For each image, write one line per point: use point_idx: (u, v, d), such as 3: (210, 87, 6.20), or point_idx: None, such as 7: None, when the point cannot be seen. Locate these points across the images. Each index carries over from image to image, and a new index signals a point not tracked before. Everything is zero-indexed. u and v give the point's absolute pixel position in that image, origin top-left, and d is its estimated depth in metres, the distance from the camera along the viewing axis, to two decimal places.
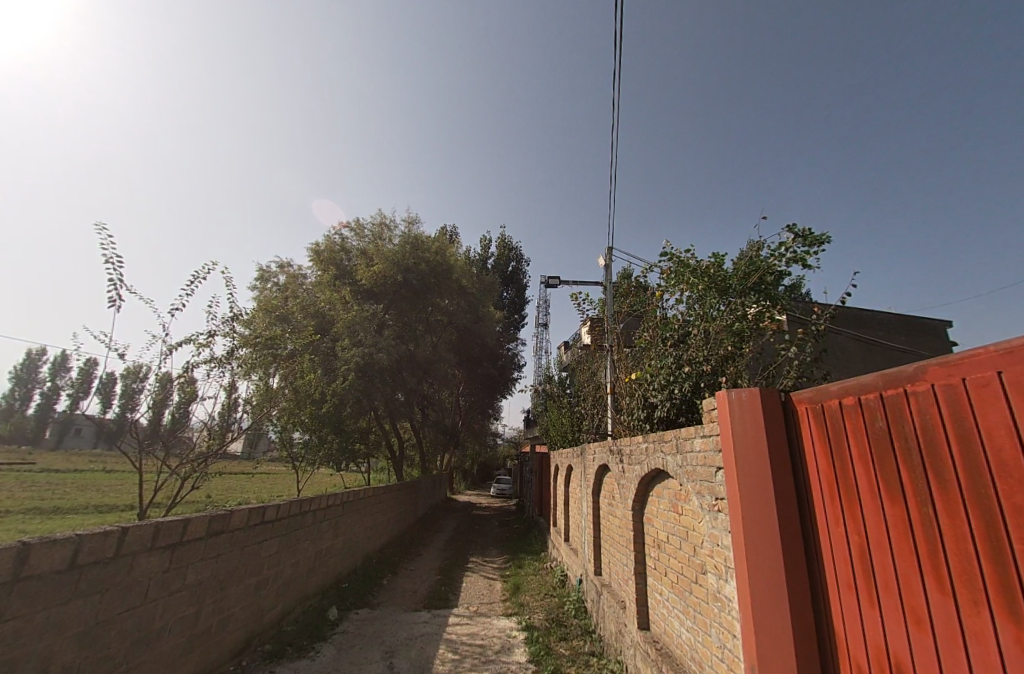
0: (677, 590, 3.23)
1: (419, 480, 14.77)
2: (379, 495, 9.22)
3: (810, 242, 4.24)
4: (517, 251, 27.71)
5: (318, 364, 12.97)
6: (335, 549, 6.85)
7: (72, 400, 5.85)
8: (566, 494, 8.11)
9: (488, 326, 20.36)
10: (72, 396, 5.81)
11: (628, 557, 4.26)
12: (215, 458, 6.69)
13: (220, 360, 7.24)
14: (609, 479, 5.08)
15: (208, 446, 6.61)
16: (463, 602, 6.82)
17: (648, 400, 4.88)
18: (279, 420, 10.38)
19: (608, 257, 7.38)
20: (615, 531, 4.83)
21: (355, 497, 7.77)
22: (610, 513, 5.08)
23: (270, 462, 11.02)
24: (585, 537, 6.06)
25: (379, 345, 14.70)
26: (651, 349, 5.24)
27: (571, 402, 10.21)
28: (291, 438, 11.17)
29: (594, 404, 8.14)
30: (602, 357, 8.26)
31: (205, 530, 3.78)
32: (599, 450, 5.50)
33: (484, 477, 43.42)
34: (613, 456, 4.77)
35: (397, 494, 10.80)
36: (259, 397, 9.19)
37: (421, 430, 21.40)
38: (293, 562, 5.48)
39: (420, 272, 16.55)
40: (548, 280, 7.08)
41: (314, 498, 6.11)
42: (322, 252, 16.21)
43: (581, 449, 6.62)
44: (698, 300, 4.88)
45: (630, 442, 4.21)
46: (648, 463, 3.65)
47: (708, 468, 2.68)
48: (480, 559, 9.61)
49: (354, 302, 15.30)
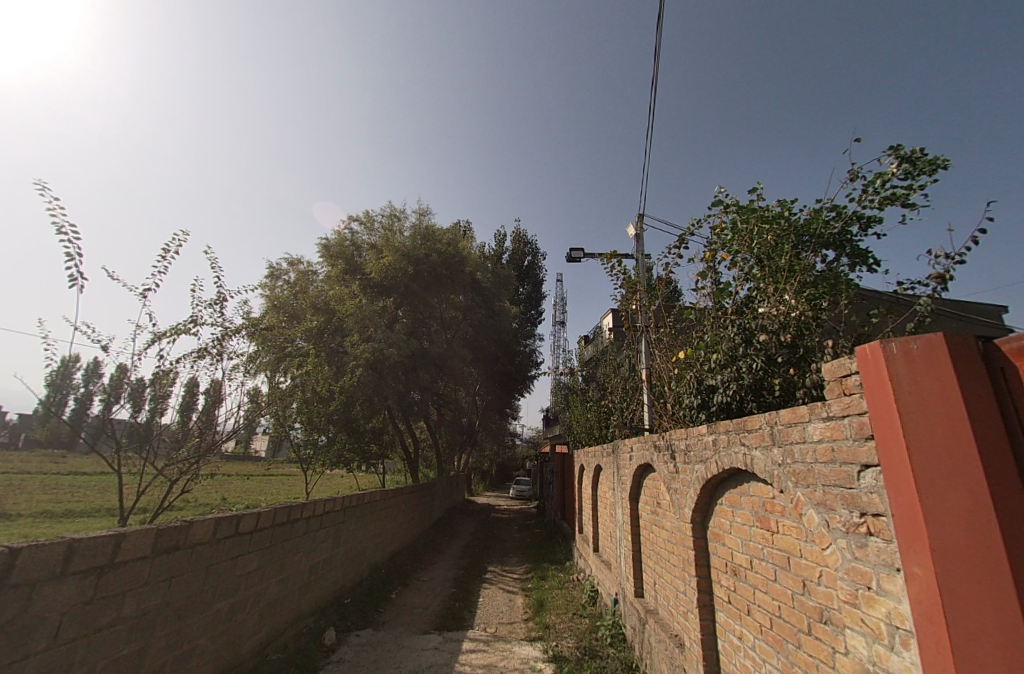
0: (771, 642, 2.30)
1: (434, 482, 14.01)
2: (387, 499, 8.44)
3: (919, 167, 3.26)
4: (533, 245, 26.79)
5: (326, 361, 12.33)
6: (335, 562, 6.05)
7: (103, 405, 5.12)
8: (595, 498, 7.14)
9: (505, 321, 19.49)
10: (104, 400, 5.07)
11: (684, 585, 3.34)
12: (209, 457, 5.75)
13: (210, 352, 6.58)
14: (653, 482, 4.16)
15: (199, 441, 5.68)
16: (479, 622, 5.93)
17: (703, 383, 3.92)
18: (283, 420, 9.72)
19: (640, 226, 6.39)
20: (663, 550, 3.89)
21: (358, 502, 6.97)
22: (655, 529, 4.14)
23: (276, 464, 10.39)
24: (621, 552, 5.12)
25: (390, 341, 13.98)
26: (704, 322, 4.27)
27: (596, 396, 9.27)
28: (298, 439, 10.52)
29: (624, 396, 7.20)
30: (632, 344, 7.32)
31: (149, 548, 3.00)
32: (638, 448, 4.56)
33: (503, 479, 42.47)
34: (660, 454, 3.84)
35: (409, 496, 10.00)
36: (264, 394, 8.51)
37: (436, 430, 20.68)
38: (280, 580, 4.68)
39: (433, 265, 15.80)
40: (572, 254, 6.15)
41: (306, 503, 5.29)
42: (331, 246, 15.60)
43: (613, 448, 5.70)
44: (764, 256, 3.89)
45: (685, 435, 3.28)
46: (718, 461, 2.72)
47: (841, 469, 1.73)
48: (499, 570, 8.71)
49: (365, 298, 14.60)
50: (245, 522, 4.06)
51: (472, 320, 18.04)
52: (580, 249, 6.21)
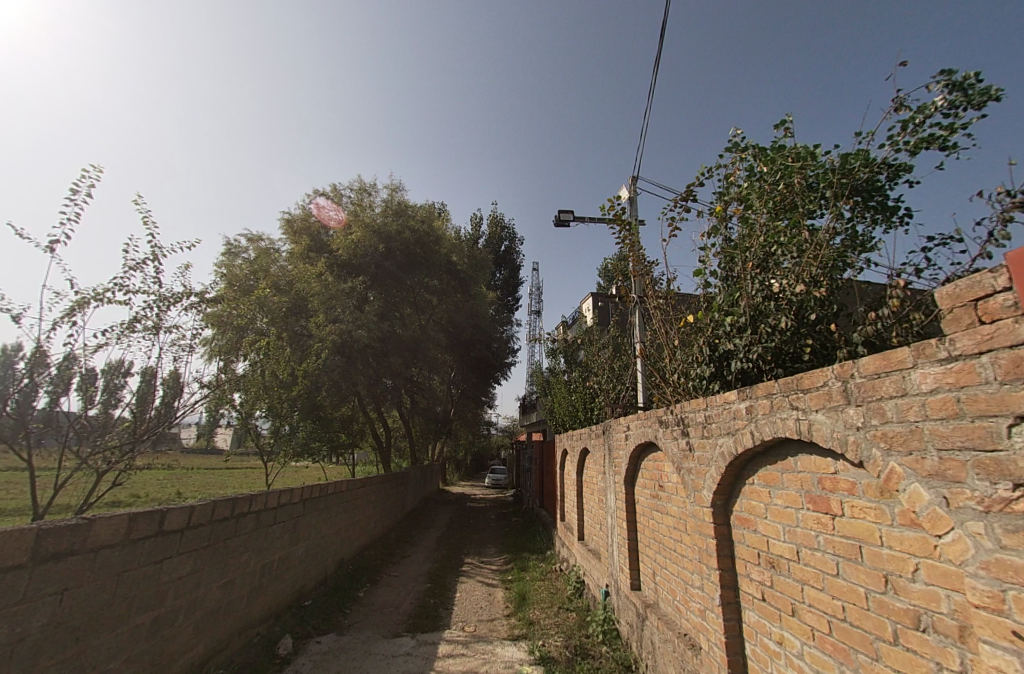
0: (831, 652, 1.86)
1: (407, 472, 13.36)
2: (354, 490, 7.74)
3: (971, 97, 2.88)
4: (510, 230, 26.06)
5: (288, 342, 11.40)
6: (293, 560, 5.39)
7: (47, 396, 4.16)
8: (580, 483, 6.71)
9: (481, 305, 18.81)
10: (48, 392, 4.14)
11: (698, 579, 2.89)
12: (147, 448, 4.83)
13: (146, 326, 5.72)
14: (656, 464, 3.70)
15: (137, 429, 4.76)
16: (457, 620, 5.39)
17: (720, 349, 3.39)
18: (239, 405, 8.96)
19: (633, 190, 5.89)
20: (668, 540, 3.44)
21: (321, 494, 6.29)
22: (658, 518, 3.69)
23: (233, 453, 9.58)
24: (613, 541, 4.66)
25: (359, 322, 13.12)
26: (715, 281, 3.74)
27: (579, 378, 8.81)
28: (257, 426, 9.66)
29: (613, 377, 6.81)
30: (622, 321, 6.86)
31: (28, 555, 2.28)
32: (636, 427, 4.09)
33: (477, 468, 42.04)
34: (666, 431, 3.36)
35: (379, 486, 9.35)
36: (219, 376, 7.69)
37: (409, 418, 19.93)
38: (222, 584, 4.00)
39: (406, 245, 14.97)
40: (560, 216, 5.59)
41: (256, 495, 4.57)
42: (296, 221, 14.51)
43: (603, 428, 5.24)
44: (785, 206, 3.43)
45: (704, 406, 2.80)
46: (755, 433, 2.25)
47: (976, 427, 1.23)
48: (477, 561, 8.19)
49: (333, 277, 13.65)
50: (173, 519, 3.36)
51: (447, 305, 17.31)
52: (569, 211, 5.65)
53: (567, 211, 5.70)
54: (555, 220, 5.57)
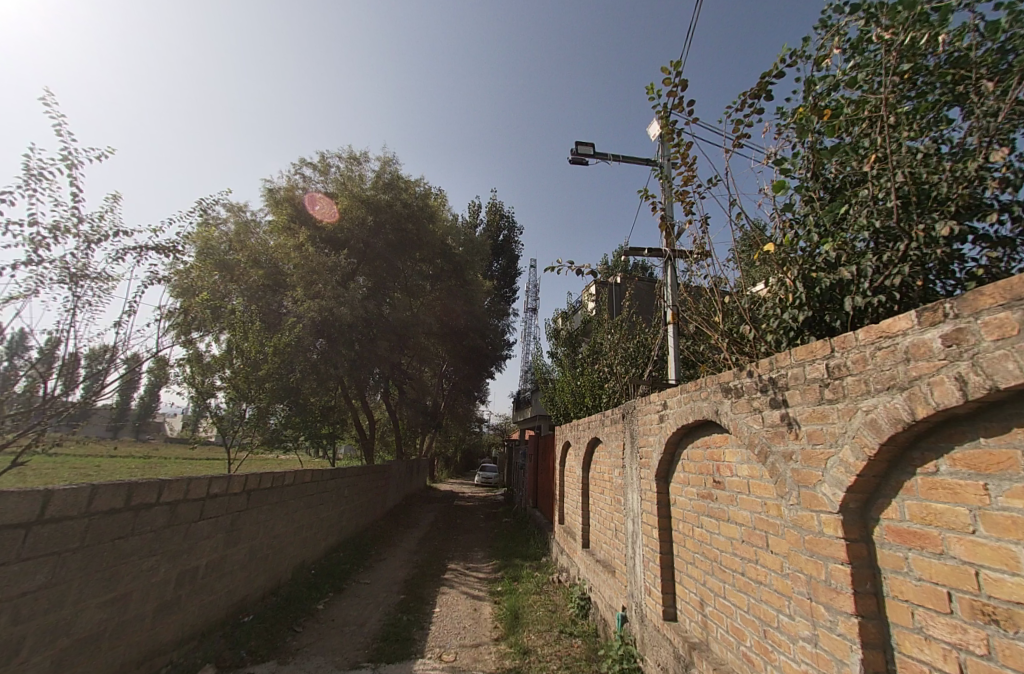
0: None
1: (390, 467, 12.30)
2: (321, 482, 6.64)
3: None
4: (510, 218, 24.97)
5: (259, 317, 10.29)
6: (230, 565, 4.33)
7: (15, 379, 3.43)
8: (587, 479, 5.67)
9: (477, 292, 17.71)
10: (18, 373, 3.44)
11: (800, 628, 1.86)
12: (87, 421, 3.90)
13: (70, 274, 4.80)
14: (714, 453, 2.69)
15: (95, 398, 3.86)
16: (434, 646, 4.34)
17: (825, 281, 2.32)
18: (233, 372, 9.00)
19: (665, 130, 4.84)
20: (734, 561, 2.43)
21: (275, 483, 5.20)
22: (713, 529, 2.67)
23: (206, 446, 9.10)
24: (636, 555, 3.62)
25: (342, 299, 12.02)
26: (808, 197, 2.69)
27: (584, 364, 7.81)
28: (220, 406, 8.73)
29: (626, 364, 6.02)
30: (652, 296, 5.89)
31: None
32: (677, 406, 3.06)
33: (468, 466, 40.86)
34: (737, 402, 2.32)
35: (353, 480, 8.27)
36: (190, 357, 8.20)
37: (397, 410, 18.82)
38: (108, 602, 2.95)
39: (398, 222, 13.85)
40: (579, 148, 4.47)
41: (173, 482, 3.52)
42: (278, 191, 13.34)
43: (623, 413, 4.22)
44: (907, 88, 2.46)
45: (825, 355, 1.76)
46: (976, 381, 1.20)
47: None
48: (462, 568, 7.14)
49: (317, 252, 12.52)
50: (10, 512, 2.32)
51: (441, 290, 16.19)
52: (590, 144, 4.52)
53: (587, 144, 4.55)
54: (573, 154, 4.45)
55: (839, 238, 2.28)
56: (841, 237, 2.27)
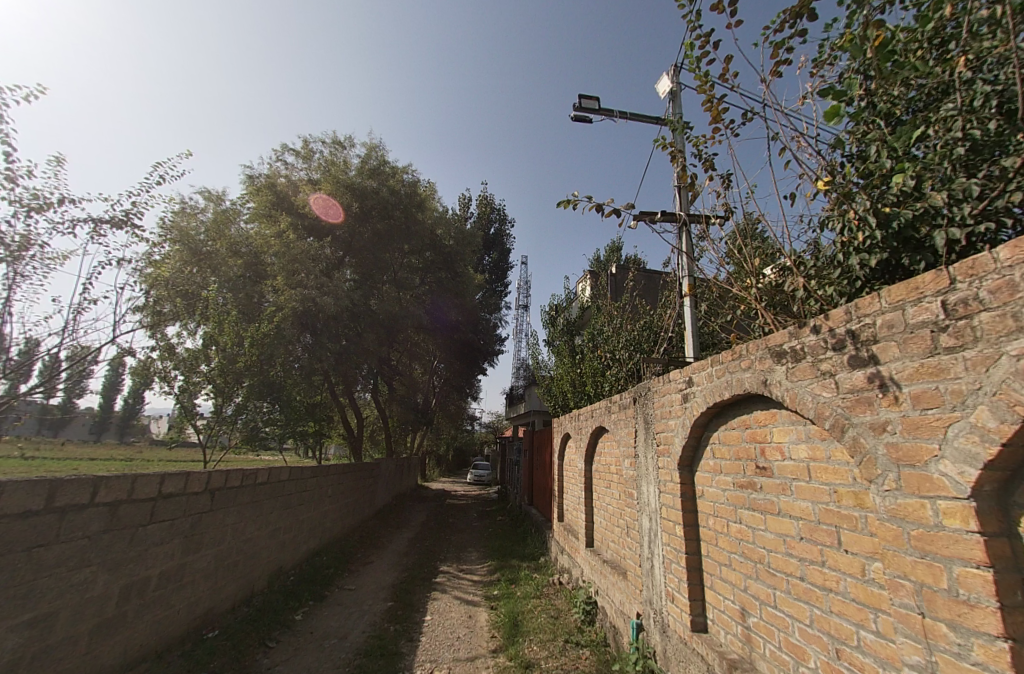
0: None
1: (379, 464, 11.79)
2: (301, 479, 6.13)
3: None
4: (501, 211, 24.43)
5: (236, 307, 9.69)
6: (191, 575, 3.82)
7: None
8: (590, 472, 5.23)
9: (469, 285, 17.19)
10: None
11: (904, 652, 1.43)
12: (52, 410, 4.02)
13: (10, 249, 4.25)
14: (758, 433, 2.25)
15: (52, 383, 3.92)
16: (425, 659, 3.88)
17: (903, 214, 1.89)
18: (216, 366, 8.42)
19: (676, 86, 4.41)
20: (789, 563, 1.99)
21: (246, 480, 4.67)
22: (755, 524, 2.24)
23: (180, 447, 8.52)
24: (653, 555, 3.19)
25: (326, 289, 11.44)
26: (870, 123, 2.26)
27: (582, 351, 7.38)
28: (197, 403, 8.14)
29: (631, 350, 5.61)
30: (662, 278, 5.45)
31: None
32: (707, 381, 2.62)
33: (460, 463, 40.34)
34: (795, 368, 1.90)
35: (338, 478, 7.77)
36: (156, 338, 7.84)
37: (386, 406, 18.26)
38: (25, 624, 2.43)
39: (386, 211, 13.31)
40: (583, 102, 4.05)
41: (114, 478, 3.01)
42: (259, 178, 12.70)
43: (635, 396, 3.78)
44: None
45: (939, 291, 1.34)
46: None
47: None
48: (454, 570, 6.66)
49: (300, 240, 11.93)
50: None
51: (431, 282, 15.67)
52: (594, 98, 4.11)
53: (591, 98, 4.14)
54: (576, 108, 4.03)
55: (913, 167, 1.89)
56: (916, 166, 1.88)
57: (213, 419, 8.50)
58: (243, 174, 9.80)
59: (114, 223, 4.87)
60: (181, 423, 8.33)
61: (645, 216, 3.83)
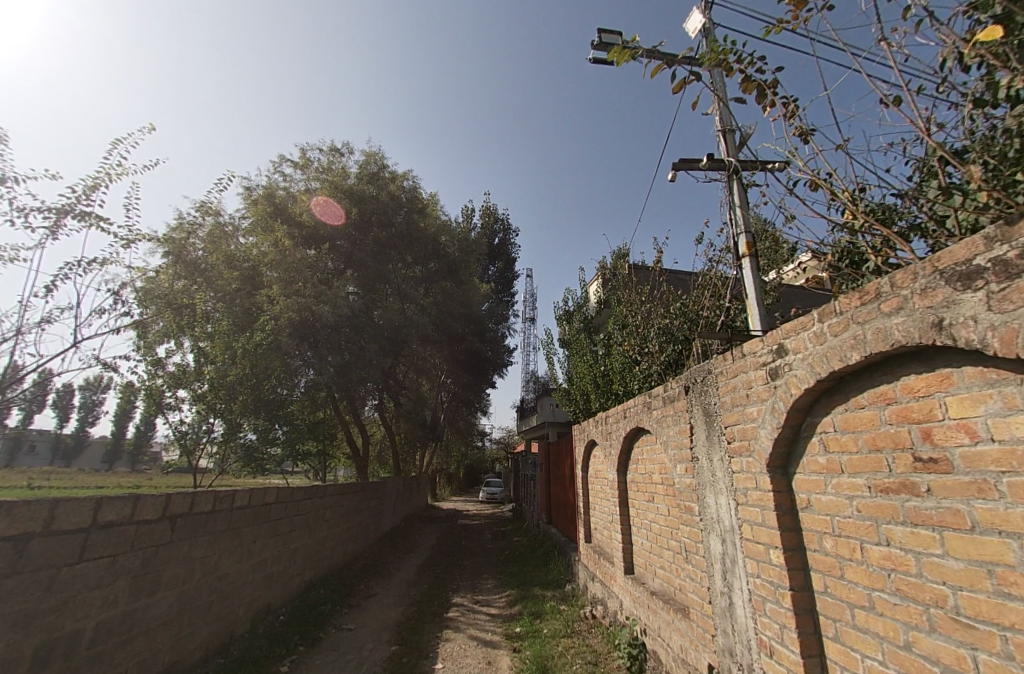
0: None
1: (386, 484, 11.01)
2: (294, 500, 5.42)
3: None
4: (505, 220, 23.93)
5: (229, 319, 9.11)
6: (143, 624, 3.07)
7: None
8: (624, 483, 4.45)
9: (475, 294, 16.56)
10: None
11: None
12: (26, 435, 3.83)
13: None
14: (915, 408, 1.53)
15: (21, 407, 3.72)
16: None
17: None
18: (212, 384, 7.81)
19: (710, 21, 3.78)
20: (1010, 612, 1.24)
21: (222, 503, 3.95)
22: (926, 548, 1.49)
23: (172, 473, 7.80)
24: (733, 591, 2.40)
25: (325, 298, 10.85)
26: None
27: (596, 347, 6.68)
28: (205, 423, 7.71)
29: (663, 344, 4.94)
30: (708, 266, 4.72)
31: None
32: (810, 346, 1.89)
33: (471, 481, 39.22)
34: (1010, 291, 1.18)
35: (337, 499, 7.03)
36: (142, 354, 7.26)
37: (392, 423, 17.51)
38: None
39: (386, 218, 12.83)
40: (603, 36, 3.44)
41: (23, 503, 2.31)
42: (255, 189, 12.27)
43: (685, 384, 3.05)
44: None
45: None
46: None
47: None
48: (469, 603, 5.81)
49: (299, 250, 11.42)
50: None
51: (435, 292, 15.07)
52: (615, 33, 3.51)
53: (611, 34, 3.54)
54: (596, 43, 3.43)
55: None
56: None
57: (216, 438, 7.87)
58: (239, 184, 9.35)
59: (77, 216, 4.32)
60: (173, 445, 7.57)
61: (687, 164, 3.16)
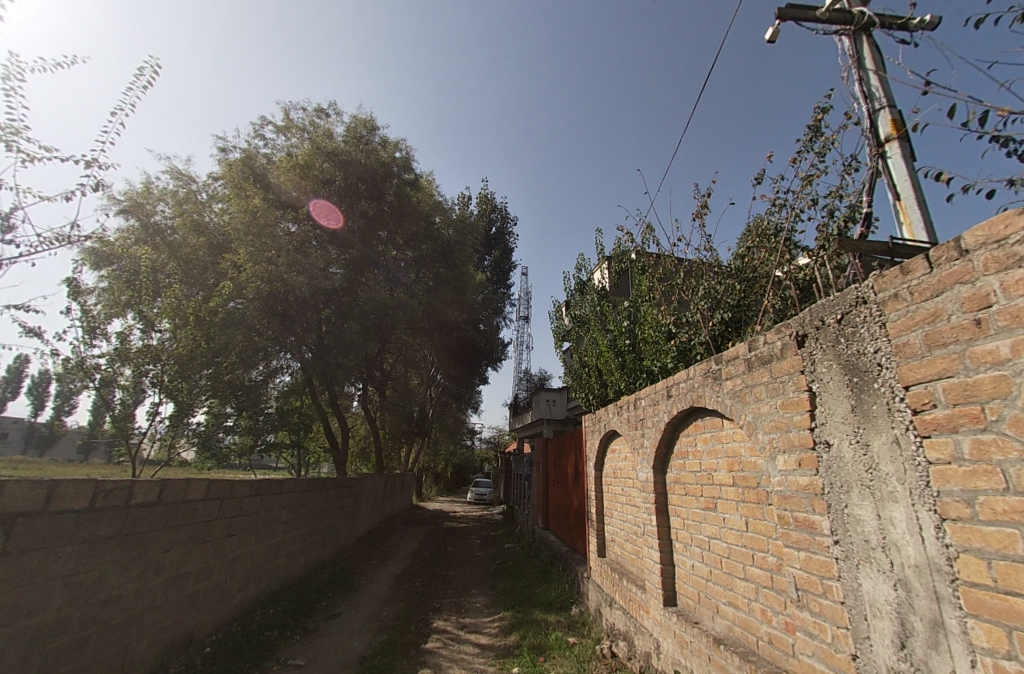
0: None
1: (364, 481, 9.86)
2: (236, 497, 4.29)
3: None
4: (501, 208, 22.83)
5: (186, 286, 7.91)
6: None
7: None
8: (661, 485, 3.39)
9: (469, 280, 15.45)
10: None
11: None
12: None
13: None
14: None
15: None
16: None
17: None
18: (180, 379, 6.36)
19: None
20: None
21: (112, 497, 2.82)
22: None
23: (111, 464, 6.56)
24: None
25: (301, 269, 9.66)
26: None
27: (609, 319, 5.67)
28: (176, 413, 6.57)
29: (707, 312, 3.95)
30: (771, 213, 3.77)
31: None
32: None
33: (458, 481, 37.87)
34: None
35: (299, 498, 5.89)
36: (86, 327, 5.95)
37: (376, 416, 16.29)
38: None
39: (376, 189, 11.70)
40: None
41: None
42: (231, 153, 11.02)
43: (796, 334, 1.99)
44: None
45: None
46: None
47: None
48: (453, 629, 4.69)
49: (276, 219, 10.23)
50: None
51: (427, 276, 13.94)
52: None
53: None
54: None
55: None
56: None
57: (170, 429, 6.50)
58: (215, 141, 8.18)
59: None
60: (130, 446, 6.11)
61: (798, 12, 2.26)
